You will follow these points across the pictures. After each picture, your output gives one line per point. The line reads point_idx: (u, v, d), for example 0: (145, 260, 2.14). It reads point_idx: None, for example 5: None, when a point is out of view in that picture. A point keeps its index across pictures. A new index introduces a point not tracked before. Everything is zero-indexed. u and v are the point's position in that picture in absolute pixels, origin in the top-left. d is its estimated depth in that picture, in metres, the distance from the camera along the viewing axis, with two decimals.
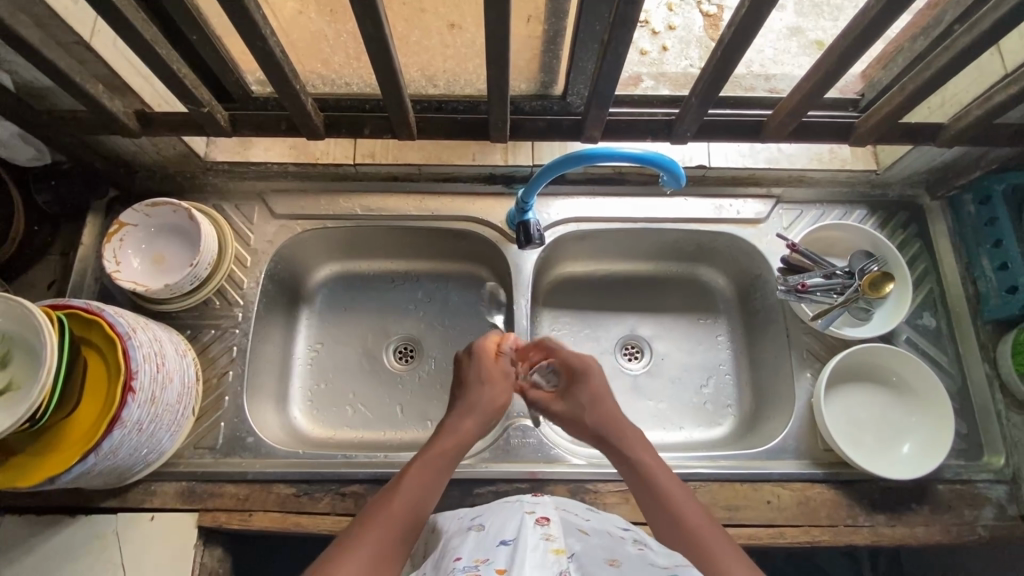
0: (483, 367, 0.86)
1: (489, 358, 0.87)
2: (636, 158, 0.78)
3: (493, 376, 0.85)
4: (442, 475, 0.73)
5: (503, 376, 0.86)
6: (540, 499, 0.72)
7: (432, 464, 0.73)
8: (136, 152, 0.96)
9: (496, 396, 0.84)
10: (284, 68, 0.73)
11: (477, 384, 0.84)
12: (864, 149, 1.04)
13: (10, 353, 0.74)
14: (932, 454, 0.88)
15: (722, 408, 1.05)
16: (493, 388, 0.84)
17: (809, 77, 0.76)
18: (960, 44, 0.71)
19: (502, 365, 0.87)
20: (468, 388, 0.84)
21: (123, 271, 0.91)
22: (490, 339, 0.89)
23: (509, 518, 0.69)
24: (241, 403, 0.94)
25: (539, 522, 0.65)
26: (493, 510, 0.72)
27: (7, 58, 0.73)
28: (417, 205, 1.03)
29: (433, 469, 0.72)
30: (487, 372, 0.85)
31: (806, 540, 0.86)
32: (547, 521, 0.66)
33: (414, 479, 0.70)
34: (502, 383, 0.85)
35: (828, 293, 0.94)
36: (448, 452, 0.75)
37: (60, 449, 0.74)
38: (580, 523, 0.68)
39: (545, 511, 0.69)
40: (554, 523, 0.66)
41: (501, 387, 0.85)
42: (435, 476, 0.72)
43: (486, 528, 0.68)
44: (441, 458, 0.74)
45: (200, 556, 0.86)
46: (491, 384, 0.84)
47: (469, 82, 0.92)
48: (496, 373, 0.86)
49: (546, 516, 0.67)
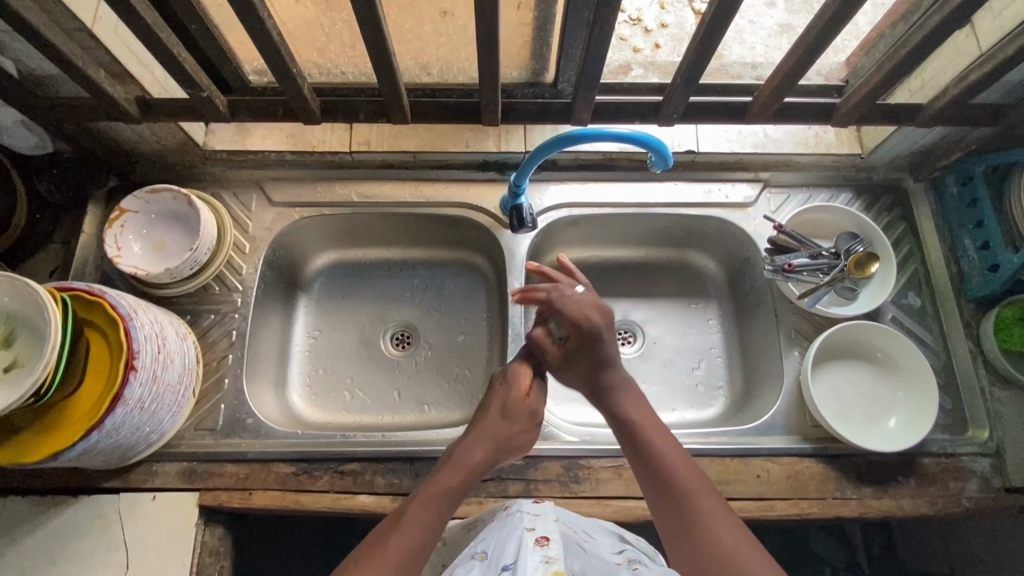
0: (513, 400, 0.81)
1: (520, 392, 0.82)
2: (624, 138, 0.81)
3: (517, 411, 0.81)
4: (443, 518, 0.71)
5: (528, 415, 0.81)
6: (541, 514, 0.76)
7: (436, 502, 0.71)
8: (136, 141, 0.98)
9: (513, 436, 0.80)
10: (281, 52, 0.75)
11: (496, 418, 0.80)
12: (849, 134, 1.06)
13: (14, 332, 0.75)
14: (917, 428, 0.91)
15: (714, 389, 1.07)
16: (514, 427, 0.80)
17: (788, 57, 0.79)
18: (933, 22, 0.74)
19: (529, 402, 0.82)
20: (486, 417, 0.80)
21: (124, 256, 0.94)
22: (524, 368, 0.85)
23: (510, 538, 0.72)
24: (240, 386, 0.95)
25: (538, 543, 0.68)
26: (494, 533, 0.74)
27: (12, 45, 0.76)
28: (412, 192, 1.06)
29: (437, 512, 0.70)
30: (512, 406, 0.81)
31: (795, 512, 0.88)
32: (546, 541, 0.69)
33: (414, 523, 0.68)
34: (525, 423, 0.81)
35: (815, 273, 0.97)
36: (452, 493, 0.73)
37: (65, 425, 0.76)
38: (580, 542, 0.75)
39: (545, 530, 0.72)
40: (553, 542, 0.69)
41: (523, 427, 0.81)
42: (434, 519, 0.70)
43: (490, 553, 0.70)
44: (444, 498, 0.72)
45: (201, 535, 0.88)
46: (514, 423, 0.80)
47: (462, 70, 0.95)
48: (520, 411, 0.81)
49: (545, 535, 0.70)
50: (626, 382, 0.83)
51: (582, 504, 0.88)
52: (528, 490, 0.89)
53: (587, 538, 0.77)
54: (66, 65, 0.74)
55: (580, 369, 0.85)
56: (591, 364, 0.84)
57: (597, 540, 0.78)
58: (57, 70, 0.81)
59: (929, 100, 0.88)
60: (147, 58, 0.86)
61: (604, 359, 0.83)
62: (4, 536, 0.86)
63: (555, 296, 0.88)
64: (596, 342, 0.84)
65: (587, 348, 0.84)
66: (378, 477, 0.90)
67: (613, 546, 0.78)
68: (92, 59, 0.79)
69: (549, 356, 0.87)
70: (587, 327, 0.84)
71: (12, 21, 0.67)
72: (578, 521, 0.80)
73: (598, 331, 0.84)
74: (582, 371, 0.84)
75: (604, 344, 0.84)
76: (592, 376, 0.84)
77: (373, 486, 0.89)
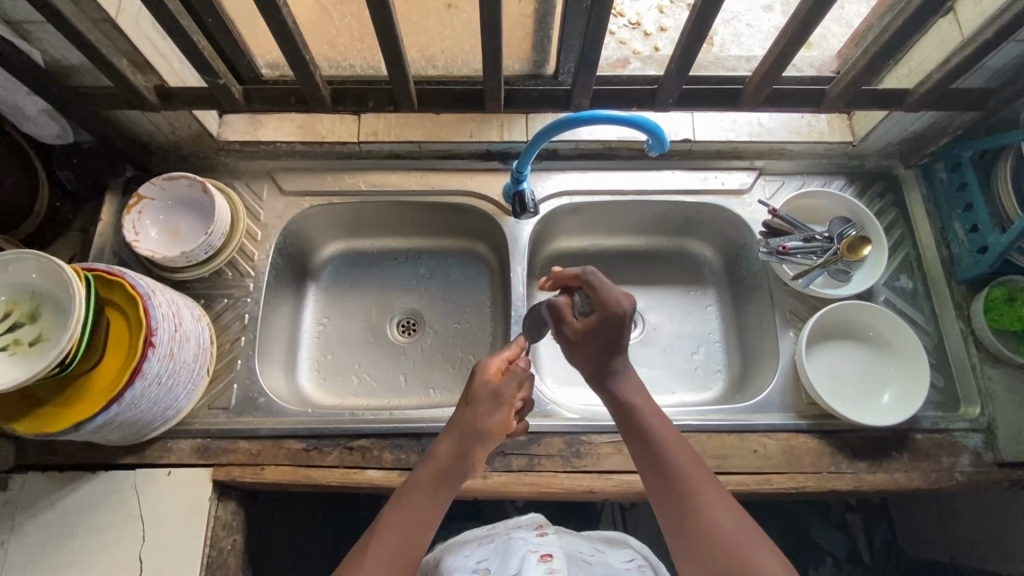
0: (475, 387, 0.78)
1: (481, 379, 0.79)
2: (620, 120, 0.84)
3: (479, 397, 0.77)
4: (427, 521, 0.72)
5: (494, 399, 0.77)
6: (543, 538, 0.82)
7: (417, 501, 0.73)
8: (153, 131, 1.02)
9: (480, 421, 0.76)
10: (296, 41, 0.79)
11: (461, 409, 0.77)
12: (841, 122, 1.09)
13: (39, 308, 0.79)
14: (907, 403, 0.94)
15: (712, 372, 1.09)
16: (479, 414, 0.76)
17: (776, 44, 0.83)
18: (913, 7, 0.77)
19: (492, 387, 0.78)
20: (456, 410, 0.78)
21: (141, 241, 0.97)
22: (492, 360, 0.81)
23: (513, 555, 0.78)
24: (252, 367, 0.99)
25: (543, 558, 0.76)
26: (497, 550, 0.82)
27: (42, 34, 0.80)
28: (418, 181, 1.09)
29: (413, 514, 0.72)
30: (473, 395, 0.77)
31: (792, 485, 0.90)
32: (550, 557, 0.77)
33: (397, 525, 0.70)
34: (490, 408, 0.76)
35: (808, 256, 1.00)
36: (427, 494, 0.73)
37: (88, 397, 0.79)
38: (585, 557, 0.82)
39: (548, 549, 0.79)
40: (556, 559, 0.77)
41: (485, 410, 0.76)
42: (417, 520, 0.71)
43: (492, 570, 0.78)
44: (426, 493, 0.73)
45: (214, 509, 0.90)
46: (473, 408, 0.76)
47: (466, 62, 0.99)
48: (483, 397, 0.77)
49: (549, 553, 0.78)
50: (628, 368, 0.82)
51: (584, 477, 0.91)
52: (532, 464, 0.91)
53: (593, 553, 0.84)
54: (90, 51, 0.78)
55: (592, 346, 0.82)
56: (602, 347, 0.81)
57: (604, 552, 0.85)
58: (80, 59, 0.86)
59: (916, 85, 0.92)
60: (165, 49, 0.90)
61: (618, 343, 0.81)
62: (25, 509, 0.89)
63: (590, 275, 0.83)
64: (619, 324, 0.80)
65: (606, 329, 0.81)
66: (386, 452, 0.93)
67: (623, 556, 0.84)
68: (114, 48, 0.84)
69: (569, 327, 0.85)
70: (615, 309, 0.80)
71: (42, 7, 0.72)
72: (582, 542, 0.86)
73: (622, 316, 0.80)
74: (595, 349, 0.82)
75: (624, 326, 0.80)
76: (602, 357, 0.82)
77: (382, 461, 0.92)
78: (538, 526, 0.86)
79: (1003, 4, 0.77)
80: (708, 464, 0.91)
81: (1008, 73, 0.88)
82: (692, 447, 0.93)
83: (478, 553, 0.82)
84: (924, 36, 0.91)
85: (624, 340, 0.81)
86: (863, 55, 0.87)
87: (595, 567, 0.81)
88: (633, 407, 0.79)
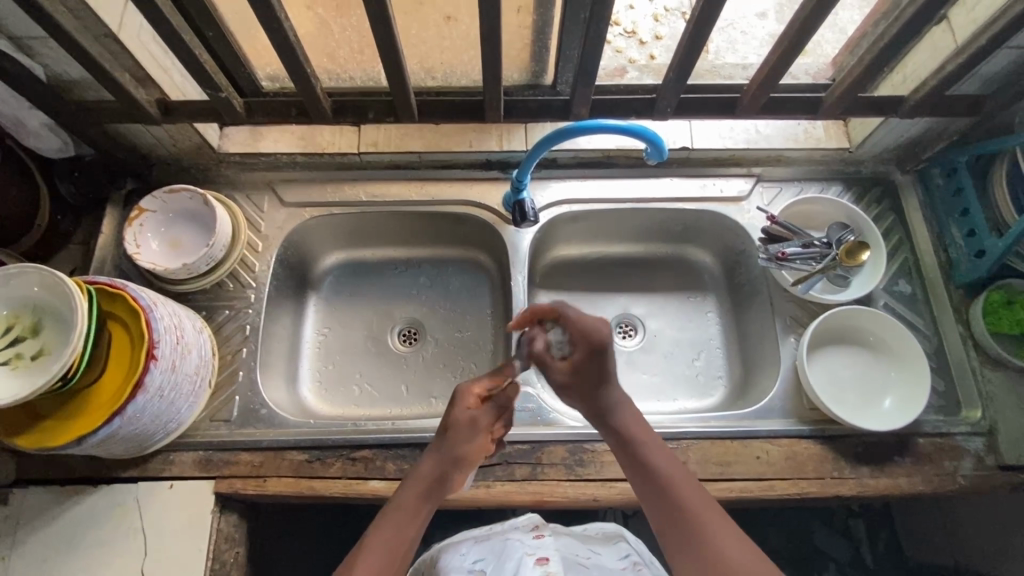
0: (453, 415, 0.77)
1: (461, 406, 0.77)
2: (620, 130, 0.85)
3: (458, 425, 0.76)
4: (414, 536, 0.72)
5: (472, 428, 0.77)
6: (541, 542, 0.80)
7: (401, 518, 0.72)
8: (155, 143, 1.03)
9: (459, 447, 0.76)
10: (298, 53, 0.80)
11: (440, 432, 0.77)
12: (837, 128, 1.10)
13: (41, 322, 0.79)
14: (909, 408, 0.94)
15: (713, 378, 1.09)
16: (457, 440, 0.76)
17: (773, 53, 0.84)
18: (908, 15, 0.79)
19: (472, 414, 0.77)
20: (437, 432, 0.78)
21: (142, 253, 0.98)
22: (473, 385, 0.79)
23: (510, 557, 0.77)
24: (254, 378, 0.98)
25: (539, 562, 0.75)
26: (493, 551, 0.81)
27: (45, 49, 0.81)
28: (419, 191, 1.10)
29: (398, 531, 0.71)
30: (452, 422, 0.76)
31: (795, 491, 0.90)
32: (546, 561, 0.75)
33: (385, 539, 0.70)
34: (468, 436, 0.76)
35: (807, 262, 1.00)
36: (416, 507, 0.73)
37: (90, 410, 0.79)
38: (583, 561, 0.80)
39: (544, 552, 0.77)
40: (553, 564, 0.75)
41: (464, 437, 0.76)
42: (403, 535, 0.71)
43: (488, 572, 0.77)
44: (409, 510, 0.73)
45: (217, 522, 0.90)
46: (453, 434, 0.76)
47: (465, 73, 0.99)
48: (461, 425, 0.76)
49: (545, 556, 0.76)
50: (621, 399, 0.80)
51: (587, 485, 0.91)
52: (535, 473, 0.91)
53: (589, 555, 0.82)
54: (92, 65, 0.79)
55: (581, 387, 0.81)
56: (593, 383, 0.80)
57: (600, 554, 0.83)
58: (81, 73, 0.86)
59: (911, 92, 0.93)
60: (166, 63, 0.91)
61: (604, 374, 0.80)
62: (27, 524, 0.88)
63: (563, 312, 0.82)
64: (604, 354, 0.80)
65: (595, 362, 0.80)
66: (389, 463, 0.92)
67: (619, 553, 0.84)
68: (116, 63, 0.84)
69: (553, 371, 0.83)
70: (596, 340, 0.80)
71: (45, 23, 0.72)
72: (580, 544, 0.84)
73: (605, 345, 0.80)
74: (583, 389, 0.81)
75: (609, 356, 0.80)
76: (591, 395, 0.80)
77: (385, 471, 0.92)
78: (535, 526, 0.86)
79: (997, 10, 0.78)
80: (710, 470, 0.91)
81: (1003, 79, 0.89)
82: (695, 454, 0.93)
83: (475, 552, 0.82)
84: (920, 43, 0.92)
85: (613, 370, 0.81)
86: (858, 63, 0.88)
87: (592, 570, 0.78)
88: (632, 436, 0.77)
